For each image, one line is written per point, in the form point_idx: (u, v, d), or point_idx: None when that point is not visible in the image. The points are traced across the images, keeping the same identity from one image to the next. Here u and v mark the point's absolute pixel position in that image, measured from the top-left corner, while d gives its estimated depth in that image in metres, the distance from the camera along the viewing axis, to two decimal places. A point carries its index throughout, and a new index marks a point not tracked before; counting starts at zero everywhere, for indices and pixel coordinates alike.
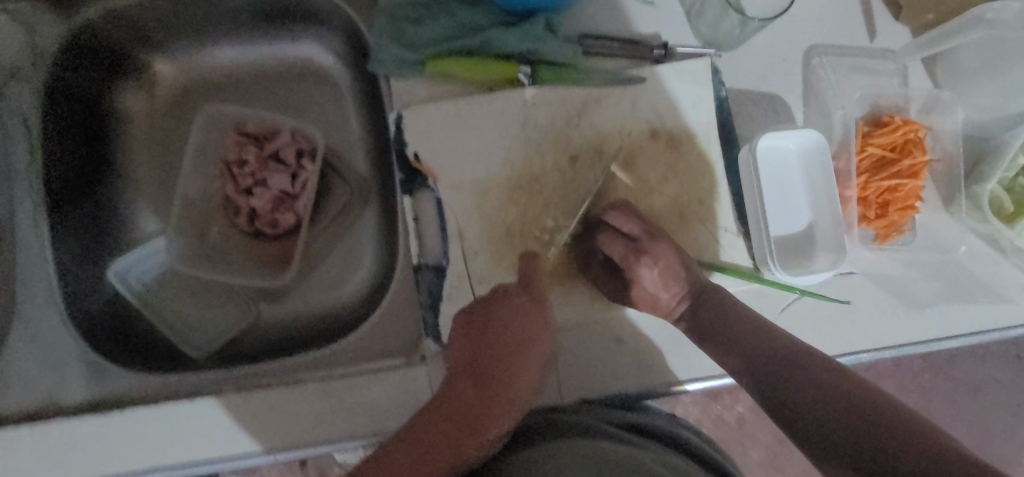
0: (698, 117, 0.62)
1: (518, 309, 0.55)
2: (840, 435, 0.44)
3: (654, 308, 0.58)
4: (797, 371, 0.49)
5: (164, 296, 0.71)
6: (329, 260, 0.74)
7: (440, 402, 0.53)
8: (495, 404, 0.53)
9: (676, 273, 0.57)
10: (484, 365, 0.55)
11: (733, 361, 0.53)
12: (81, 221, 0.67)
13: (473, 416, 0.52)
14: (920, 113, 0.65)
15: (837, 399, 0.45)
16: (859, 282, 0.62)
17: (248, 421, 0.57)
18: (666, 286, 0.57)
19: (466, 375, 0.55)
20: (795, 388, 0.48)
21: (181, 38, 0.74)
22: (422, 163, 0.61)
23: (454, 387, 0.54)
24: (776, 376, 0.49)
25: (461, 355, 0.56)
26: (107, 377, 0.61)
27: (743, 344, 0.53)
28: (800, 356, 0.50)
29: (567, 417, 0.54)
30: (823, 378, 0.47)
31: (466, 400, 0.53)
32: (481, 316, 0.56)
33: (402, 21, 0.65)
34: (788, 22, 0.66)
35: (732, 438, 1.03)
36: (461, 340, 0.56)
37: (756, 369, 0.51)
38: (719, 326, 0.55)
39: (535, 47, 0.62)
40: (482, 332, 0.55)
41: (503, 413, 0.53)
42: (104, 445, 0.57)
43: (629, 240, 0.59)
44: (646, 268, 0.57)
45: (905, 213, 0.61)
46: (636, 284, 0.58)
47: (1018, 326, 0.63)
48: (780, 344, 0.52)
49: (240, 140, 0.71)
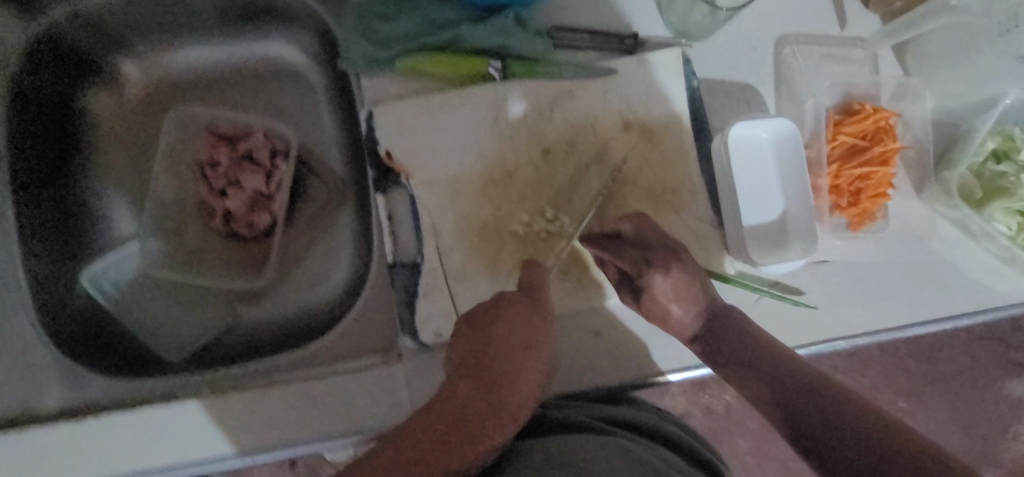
0: (669, 108, 0.62)
1: (518, 313, 0.54)
2: (849, 460, 0.43)
3: (666, 321, 0.56)
4: (807, 395, 0.48)
5: (141, 300, 0.71)
6: (306, 260, 0.74)
7: (440, 403, 0.52)
8: (497, 409, 0.52)
9: (691, 284, 0.56)
10: (486, 367, 0.54)
11: (745, 383, 0.53)
12: (51, 226, 0.67)
13: (475, 421, 0.51)
14: (891, 100, 0.65)
15: (844, 425, 0.45)
16: (833, 269, 0.62)
17: (225, 422, 0.57)
18: (678, 298, 0.55)
19: (468, 377, 0.53)
20: (804, 411, 0.47)
21: (149, 39, 0.73)
22: (394, 161, 0.61)
23: (455, 389, 0.52)
24: (788, 399, 0.49)
25: (462, 356, 0.54)
26: (82, 383, 0.60)
27: (746, 360, 0.53)
28: (809, 380, 0.49)
29: (558, 415, 0.55)
30: (830, 401, 0.47)
31: (466, 405, 0.51)
32: (483, 319, 0.55)
33: (370, 17, 0.64)
34: (759, 11, 0.66)
35: (720, 426, 1.04)
36: (463, 341, 0.55)
37: (772, 391, 0.51)
38: (719, 340, 0.56)
39: (504, 42, 0.62)
40: (485, 335, 0.54)
41: (505, 419, 0.52)
42: (82, 452, 0.56)
43: (637, 248, 0.57)
44: (660, 277, 0.55)
45: (876, 200, 0.61)
46: (649, 291, 0.55)
47: (990, 310, 0.64)
48: (788, 364, 0.51)
49: (212, 140, 0.70)
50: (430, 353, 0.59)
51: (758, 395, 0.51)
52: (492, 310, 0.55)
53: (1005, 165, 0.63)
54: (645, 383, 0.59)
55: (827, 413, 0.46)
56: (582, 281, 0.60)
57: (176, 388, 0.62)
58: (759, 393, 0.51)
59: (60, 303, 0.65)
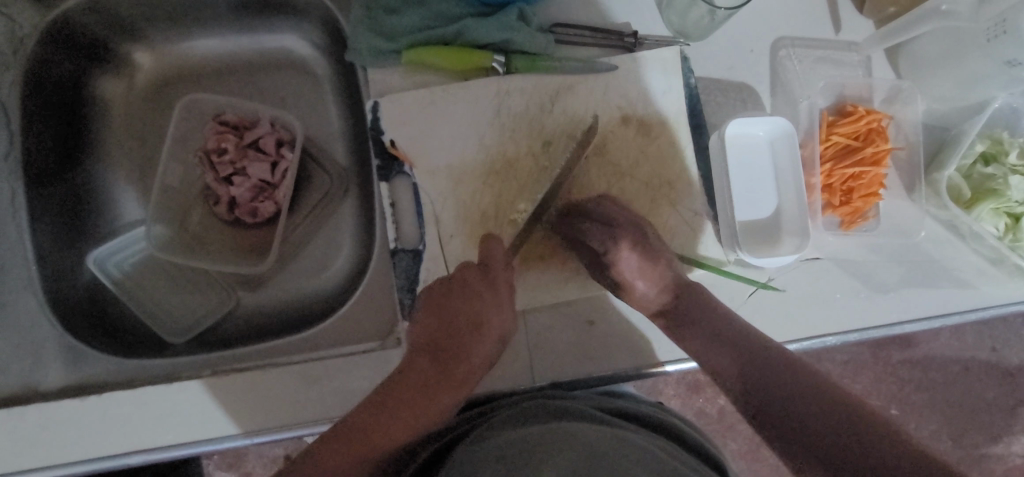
0: (667, 104, 0.64)
1: (473, 290, 0.57)
2: (805, 433, 0.47)
3: (631, 296, 0.59)
4: (773, 372, 0.52)
5: (144, 283, 0.72)
6: (308, 248, 0.75)
7: (400, 374, 0.54)
8: (451, 379, 0.55)
9: (656, 266, 0.59)
10: (444, 342, 0.56)
11: (705, 357, 0.56)
12: (59, 208, 0.68)
13: (428, 390, 0.54)
14: (884, 103, 0.67)
15: (805, 400, 0.48)
16: (825, 266, 0.64)
17: (225, 402, 0.58)
18: (642, 274, 0.59)
19: (426, 352, 0.56)
20: (768, 387, 0.51)
21: (162, 29, 0.75)
22: (398, 149, 0.62)
23: (414, 362, 0.55)
24: (755, 375, 0.52)
25: (422, 333, 0.57)
26: (85, 360, 0.61)
27: (711, 337, 0.56)
28: (777, 362, 0.52)
29: (557, 402, 0.55)
30: (795, 379, 0.50)
31: (422, 376, 0.54)
32: (442, 296, 0.57)
33: (378, 11, 0.66)
34: (756, 14, 0.67)
35: (713, 429, 1.05)
36: (423, 319, 0.57)
37: (737, 365, 0.54)
38: (688, 314, 0.58)
39: (507, 37, 0.63)
40: (442, 309, 0.57)
41: (457, 389, 0.55)
42: (82, 428, 0.57)
43: (607, 225, 0.59)
44: (626, 253, 0.58)
45: (868, 200, 0.63)
46: (615, 267, 0.59)
47: (979, 310, 0.65)
48: (753, 343, 0.55)
49: (219, 129, 0.72)
50: None
51: (722, 368, 0.55)
52: (451, 287, 0.58)
53: (992, 168, 0.65)
54: (640, 373, 0.60)
55: (799, 396, 0.49)
56: (579, 270, 0.62)
57: (177, 369, 0.63)
58: (724, 366, 0.54)
59: (65, 283, 0.66)
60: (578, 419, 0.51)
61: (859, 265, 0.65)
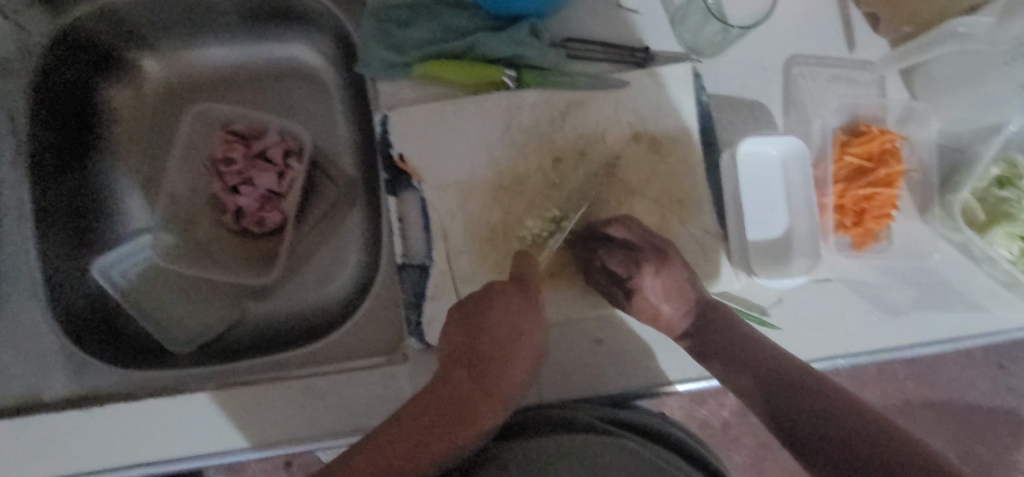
0: (678, 122, 0.63)
1: (512, 305, 0.53)
2: (827, 446, 0.45)
3: (656, 319, 0.57)
4: (791, 386, 0.50)
5: (150, 292, 0.71)
6: (315, 258, 0.74)
7: (432, 390, 0.52)
8: (491, 395, 0.53)
9: (679, 285, 0.57)
10: (481, 355, 0.53)
11: (731, 375, 0.54)
12: (64, 216, 0.68)
13: (462, 408, 0.51)
14: (897, 123, 0.66)
15: (824, 414, 0.46)
16: (836, 288, 0.63)
17: (230, 416, 0.58)
18: (668, 297, 0.57)
19: (460, 365, 0.53)
20: (787, 401, 0.49)
21: (170, 38, 0.75)
22: (406, 164, 0.62)
23: (448, 377, 0.53)
24: (775, 392, 0.50)
25: (455, 344, 0.54)
26: (88, 371, 0.61)
27: (734, 354, 0.54)
28: (797, 376, 0.50)
29: (562, 411, 0.54)
30: (813, 392, 0.48)
31: (455, 392, 0.52)
32: (478, 303, 0.54)
33: (388, 23, 0.65)
34: (769, 31, 0.67)
35: (718, 442, 1.03)
36: (455, 330, 0.54)
37: (757, 383, 0.52)
38: (711, 335, 0.56)
39: (519, 52, 0.63)
40: (476, 323, 0.53)
41: (497, 408, 0.52)
42: (85, 440, 0.57)
43: (628, 251, 0.58)
44: (649, 279, 0.56)
45: (880, 221, 0.62)
46: (638, 294, 0.57)
47: (991, 334, 0.64)
48: (772, 357, 0.53)
49: (228, 138, 0.72)
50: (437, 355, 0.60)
51: (743, 386, 0.53)
52: (485, 298, 0.54)
53: (1008, 191, 0.64)
54: (648, 392, 0.60)
55: (817, 410, 0.47)
56: (587, 288, 0.61)
57: (181, 380, 0.62)
58: (745, 385, 0.52)
59: (70, 291, 0.66)
60: (584, 432, 0.51)
61: (871, 287, 0.64)
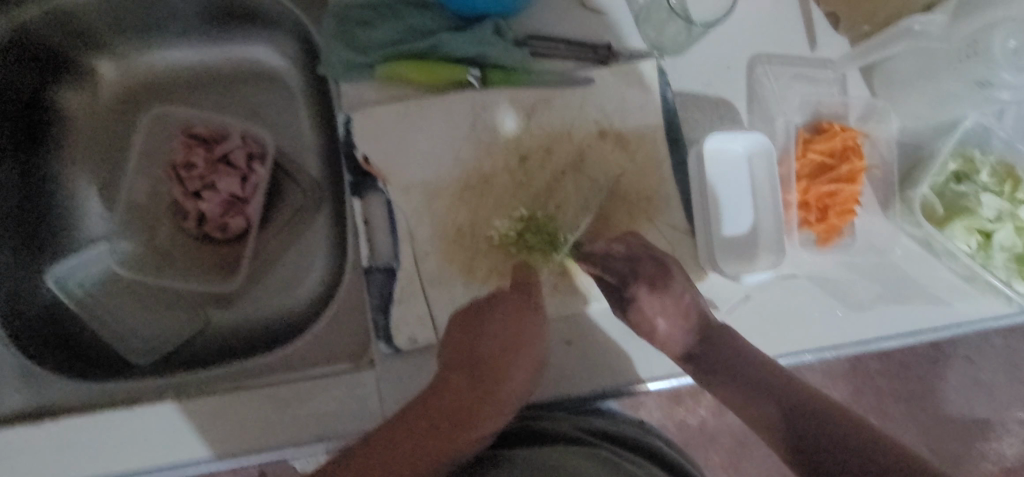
0: (644, 120, 0.64)
1: (512, 310, 0.56)
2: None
3: (653, 337, 0.57)
4: (809, 416, 0.51)
5: (107, 301, 0.70)
6: (280, 264, 0.73)
7: (433, 394, 0.54)
8: (486, 401, 0.56)
9: (677, 302, 0.57)
10: (479, 362, 0.56)
11: (748, 404, 0.54)
12: (14, 225, 0.65)
13: (465, 416, 0.55)
14: (859, 120, 0.67)
15: (852, 450, 0.47)
16: (802, 283, 0.63)
17: (189, 428, 0.56)
18: (664, 312, 0.57)
19: (461, 370, 0.55)
20: (810, 434, 0.50)
21: (126, 38, 0.73)
22: (371, 166, 0.61)
23: (447, 382, 0.55)
24: (800, 421, 0.51)
25: (453, 355, 0.55)
26: (41, 384, 0.59)
27: (746, 383, 0.54)
28: (819, 405, 0.51)
29: (547, 427, 0.57)
30: (836, 426, 0.49)
31: (457, 397, 0.55)
32: (478, 315, 0.56)
33: (351, 23, 0.64)
34: (732, 29, 0.67)
35: (694, 442, 0.97)
36: (455, 340, 0.55)
37: (781, 407, 0.52)
38: (712, 354, 0.56)
39: (483, 51, 0.63)
40: (476, 337, 0.55)
41: (497, 414, 0.56)
42: (37, 456, 0.55)
43: (629, 265, 0.58)
44: (646, 292, 0.57)
45: (843, 217, 0.63)
46: (636, 307, 0.57)
47: (952, 327, 0.65)
48: (788, 383, 0.54)
49: (187, 142, 0.70)
50: (403, 359, 0.59)
51: (763, 413, 0.53)
52: (484, 307, 0.56)
53: (965, 186, 0.66)
54: (616, 393, 0.59)
55: (846, 446, 0.48)
56: (557, 286, 0.60)
57: (137, 392, 0.60)
58: (768, 413, 0.53)
59: (23, 302, 0.64)
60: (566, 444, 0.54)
61: (835, 282, 0.64)
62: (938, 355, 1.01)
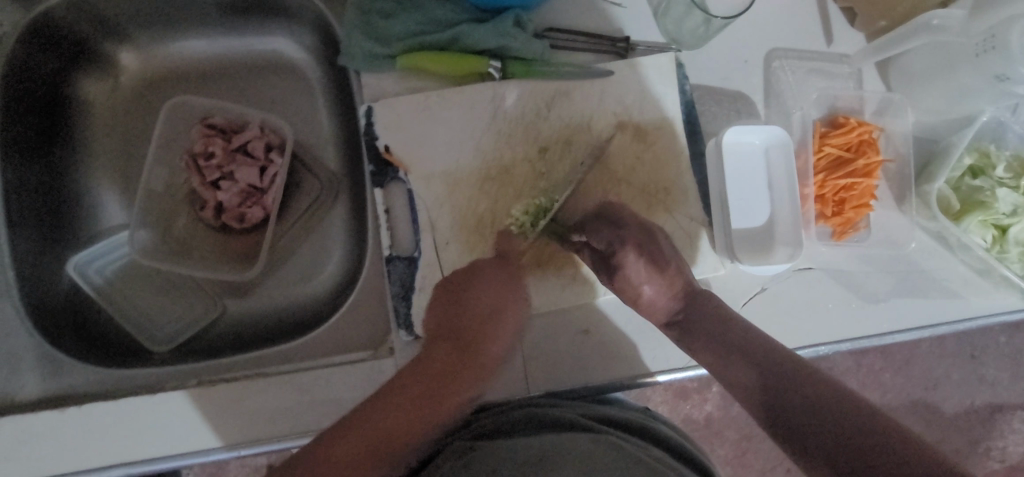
0: (663, 112, 0.64)
1: (494, 278, 0.58)
2: (820, 442, 0.45)
3: (637, 302, 0.57)
4: (784, 381, 0.49)
5: (126, 290, 0.70)
6: (297, 255, 0.73)
7: (417, 362, 0.54)
8: (470, 367, 0.55)
9: (665, 268, 0.57)
10: (461, 329, 0.56)
11: (726, 370, 0.53)
12: (36, 214, 0.66)
13: (444, 381, 0.53)
14: (874, 115, 0.68)
15: (823, 412, 0.46)
16: (818, 276, 0.64)
17: (209, 413, 0.56)
18: (649, 278, 0.56)
19: (443, 338, 0.56)
20: (784, 398, 0.48)
21: (147, 29, 0.73)
22: (392, 155, 0.62)
23: (431, 351, 0.55)
24: (777, 390, 0.49)
25: (441, 321, 0.57)
26: (62, 371, 0.60)
27: (721, 347, 0.53)
28: (792, 371, 0.49)
29: (549, 412, 0.54)
30: (812, 391, 0.47)
31: (440, 363, 0.54)
32: (460, 283, 0.58)
33: (372, 14, 0.65)
34: (749, 23, 0.68)
35: (700, 436, 0.98)
36: (440, 307, 0.58)
37: (759, 377, 0.51)
38: (697, 321, 0.56)
39: (504, 43, 0.63)
40: (458, 301, 0.57)
41: (477, 378, 0.55)
42: (58, 441, 0.55)
43: (614, 228, 0.58)
44: (633, 257, 0.56)
45: (859, 211, 0.63)
46: (620, 272, 0.57)
47: (968, 320, 0.65)
48: (769, 352, 0.52)
49: (206, 132, 0.71)
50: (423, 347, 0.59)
51: (742, 381, 0.52)
52: (466, 278, 0.58)
53: (981, 180, 0.66)
54: (633, 384, 0.60)
55: (814, 407, 0.46)
56: (577, 276, 0.61)
57: (158, 379, 0.61)
58: (746, 380, 0.51)
59: (45, 289, 0.64)
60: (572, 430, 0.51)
61: (850, 275, 0.65)
62: (944, 352, 1.01)
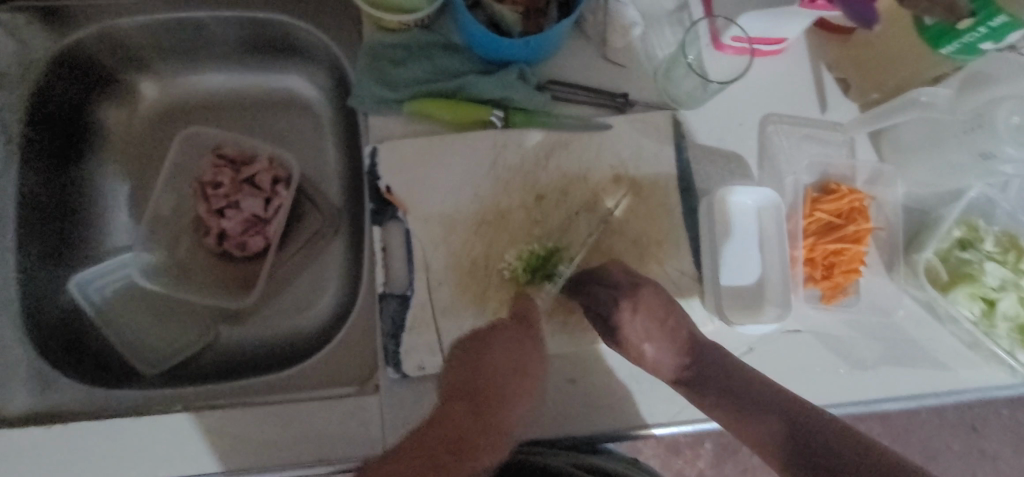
0: (658, 167, 0.66)
1: (510, 340, 0.56)
2: None
3: (640, 361, 0.58)
4: (809, 435, 0.51)
5: (123, 311, 0.71)
6: (294, 285, 0.74)
7: (439, 421, 0.53)
8: (493, 427, 0.53)
9: (662, 327, 0.58)
10: (478, 389, 0.55)
11: (748, 426, 0.54)
12: (44, 231, 0.68)
13: (461, 446, 0.51)
14: (867, 183, 0.69)
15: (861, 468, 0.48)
16: (805, 339, 0.64)
17: (192, 438, 0.56)
18: (649, 337, 0.57)
19: (461, 397, 0.54)
20: (817, 454, 0.50)
21: (169, 62, 0.77)
22: (393, 196, 0.63)
23: (450, 409, 0.54)
24: (809, 446, 0.51)
25: (455, 380, 0.55)
26: (52, 388, 0.60)
27: (739, 403, 0.54)
28: (813, 422, 0.52)
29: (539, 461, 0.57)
30: (841, 445, 0.50)
31: (461, 421, 0.53)
32: (476, 344, 0.56)
33: (384, 61, 0.68)
34: (746, 88, 0.70)
35: None
36: (457, 367, 0.56)
37: (785, 426, 0.52)
38: (705, 376, 0.56)
39: (507, 94, 0.66)
40: (476, 361, 0.55)
41: (499, 439, 0.53)
42: (43, 457, 0.56)
43: (612, 289, 0.58)
44: (629, 318, 0.57)
45: (848, 276, 0.64)
46: (620, 332, 0.57)
47: (957, 392, 0.65)
48: (783, 403, 0.54)
49: (217, 162, 0.73)
50: (409, 385, 0.59)
51: (762, 435, 0.53)
52: (482, 337, 0.56)
53: (970, 253, 0.67)
54: (617, 436, 0.59)
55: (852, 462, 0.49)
56: (567, 324, 0.61)
57: (143, 400, 0.62)
58: (769, 434, 0.53)
59: (45, 305, 0.66)
60: None
61: (839, 339, 0.65)
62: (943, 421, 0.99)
